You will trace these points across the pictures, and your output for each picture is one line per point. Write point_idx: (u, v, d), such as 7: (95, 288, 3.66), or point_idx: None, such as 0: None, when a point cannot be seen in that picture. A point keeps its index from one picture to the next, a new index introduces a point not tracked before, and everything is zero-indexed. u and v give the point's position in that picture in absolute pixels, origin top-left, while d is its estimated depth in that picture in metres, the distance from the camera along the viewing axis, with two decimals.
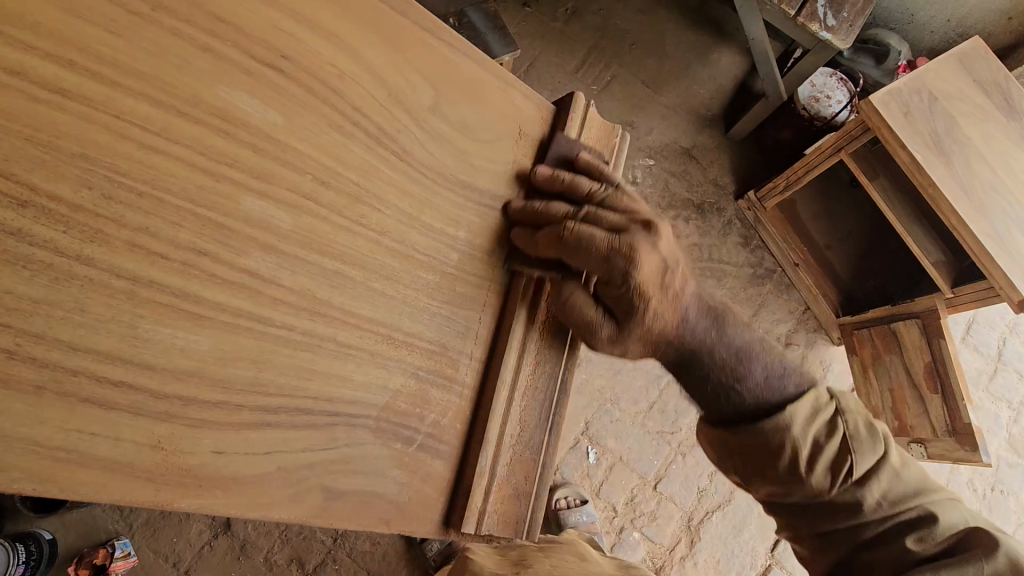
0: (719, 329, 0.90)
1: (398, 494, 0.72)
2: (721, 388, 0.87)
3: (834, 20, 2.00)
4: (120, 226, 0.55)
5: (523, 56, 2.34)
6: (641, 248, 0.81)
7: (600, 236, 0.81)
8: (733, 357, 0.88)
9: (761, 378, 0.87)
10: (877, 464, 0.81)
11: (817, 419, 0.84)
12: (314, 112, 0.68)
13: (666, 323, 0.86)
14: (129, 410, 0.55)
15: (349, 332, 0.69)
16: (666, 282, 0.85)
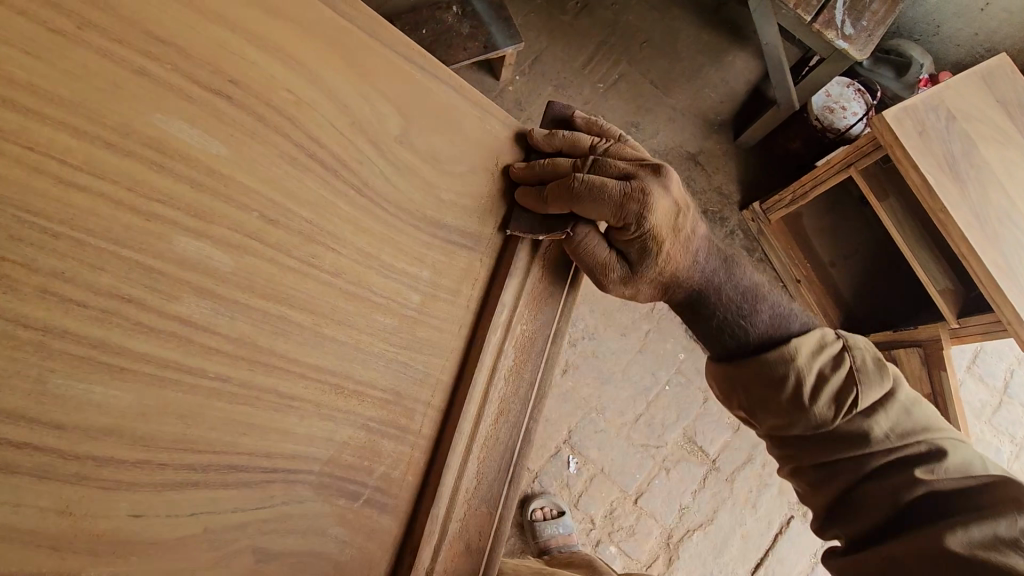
0: (727, 269, 0.95)
1: (339, 553, 0.69)
2: (724, 327, 0.93)
3: (852, 29, 1.90)
4: (31, 270, 0.50)
5: (527, 50, 2.27)
6: (654, 192, 0.83)
7: (612, 186, 0.82)
8: (738, 295, 0.93)
9: (766, 315, 0.93)
10: (884, 395, 0.84)
11: (822, 351, 0.89)
12: (264, 142, 0.63)
13: (677, 267, 0.90)
14: (33, 473, 0.50)
15: (291, 382, 0.65)
16: (677, 223, 0.87)
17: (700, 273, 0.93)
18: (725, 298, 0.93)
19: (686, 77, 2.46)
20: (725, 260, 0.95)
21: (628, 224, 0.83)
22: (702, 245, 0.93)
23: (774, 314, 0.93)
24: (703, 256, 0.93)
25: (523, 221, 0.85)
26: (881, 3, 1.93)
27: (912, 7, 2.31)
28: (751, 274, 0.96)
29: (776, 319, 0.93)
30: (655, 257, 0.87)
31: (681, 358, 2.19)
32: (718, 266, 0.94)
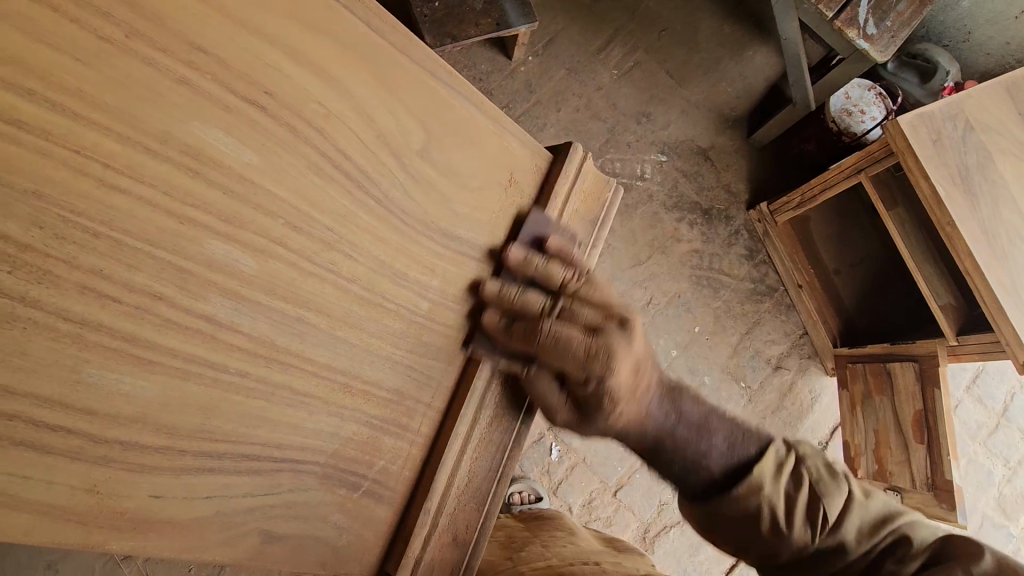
0: (678, 411, 0.89)
1: (336, 537, 0.74)
2: (681, 475, 0.88)
3: (875, 29, 1.90)
4: (72, 267, 0.53)
5: (542, 31, 2.27)
6: (616, 352, 0.80)
7: (576, 339, 0.80)
8: (693, 433, 0.88)
9: (722, 447, 0.88)
10: (845, 502, 0.82)
11: (783, 475, 0.85)
12: (293, 153, 0.65)
13: (630, 421, 0.85)
14: (65, 454, 0.54)
15: (303, 379, 0.69)
16: (643, 349, 0.85)
17: (659, 427, 0.87)
18: (687, 446, 0.87)
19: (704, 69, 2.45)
20: (676, 398, 0.90)
21: (587, 376, 0.80)
22: (650, 404, 0.87)
23: (729, 437, 0.88)
24: (663, 406, 0.88)
25: (532, 235, 0.89)
26: (908, 4, 1.92)
27: (943, 11, 2.29)
28: (714, 439, 0.88)
29: (729, 450, 0.88)
30: (613, 411, 0.83)
31: (673, 355, 2.26)
32: (671, 412, 0.89)
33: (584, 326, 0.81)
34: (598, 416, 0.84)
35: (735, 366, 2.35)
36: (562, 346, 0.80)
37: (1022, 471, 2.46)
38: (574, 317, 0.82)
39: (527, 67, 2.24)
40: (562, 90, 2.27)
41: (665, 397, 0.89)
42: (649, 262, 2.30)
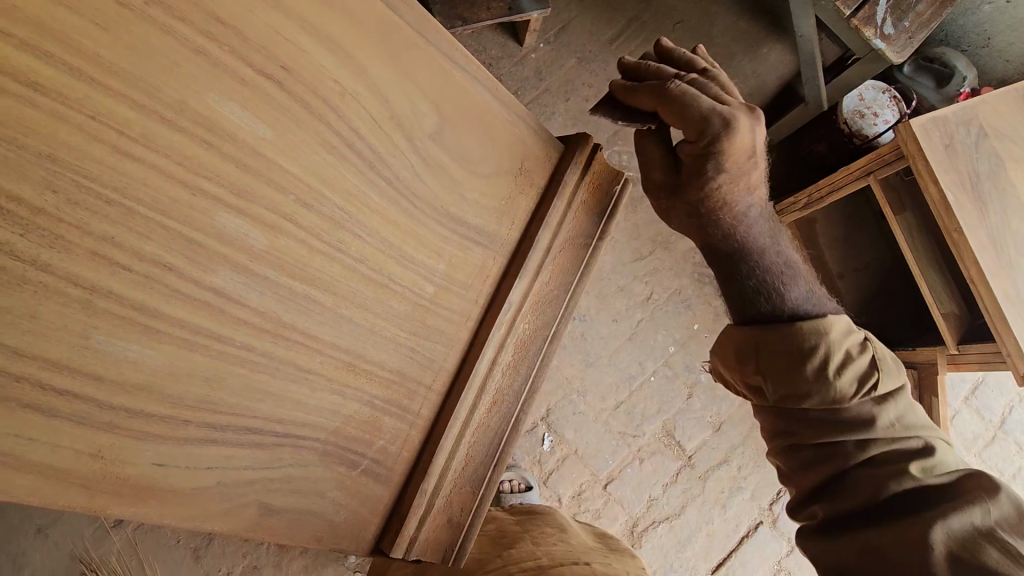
0: (768, 241, 1.04)
1: (333, 513, 0.75)
2: (753, 293, 1.01)
3: (892, 29, 1.89)
4: (83, 233, 0.53)
5: (555, 18, 2.25)
6: (738, 123, 0.85)
7: (699, 103, 0.84)
8: (781, 267, 1.03)
9: (810, 294, 1.02)
10: (897, 388, 0.95)
11: (851, 336, 0.96)
12: (307, 130, 0.65)
13: (720, 201, 0.96)
14: (71, 418, 0.55)
15: (308, 356, 0.70)
16: (746, 164, 0.91)
17: (742, 227, 1.01)
18: (766, 273, 1.01)
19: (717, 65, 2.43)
20: (773, 230, 1.05)
21: (707, 135, 0.85)
22: (742, 213, 0.99)
23: (811, 291, 1.02)
24: (746, 209, 1.00)
25: (539, 224, 0.89)
26: (929, 5, 1.90)
27: (963, 15, 2.26)
28: (796, 274, 1.03)
29: (814, 298, 1.01)
30: (711, 176, 0.91)
31: (671, 351, 2.26)
32: (761, 231, 1.04)
33: (701, 107, 0.84)
34: (694, 183, 0.93)
35: None
36: (674, 96, 0.84)
37: (1016, 484, 2.48)
38: (698, 102, 0.84)
39: (538, 54, 2.24)
40: (571, 79, 2.28)
41: (761, 215, 1.04)
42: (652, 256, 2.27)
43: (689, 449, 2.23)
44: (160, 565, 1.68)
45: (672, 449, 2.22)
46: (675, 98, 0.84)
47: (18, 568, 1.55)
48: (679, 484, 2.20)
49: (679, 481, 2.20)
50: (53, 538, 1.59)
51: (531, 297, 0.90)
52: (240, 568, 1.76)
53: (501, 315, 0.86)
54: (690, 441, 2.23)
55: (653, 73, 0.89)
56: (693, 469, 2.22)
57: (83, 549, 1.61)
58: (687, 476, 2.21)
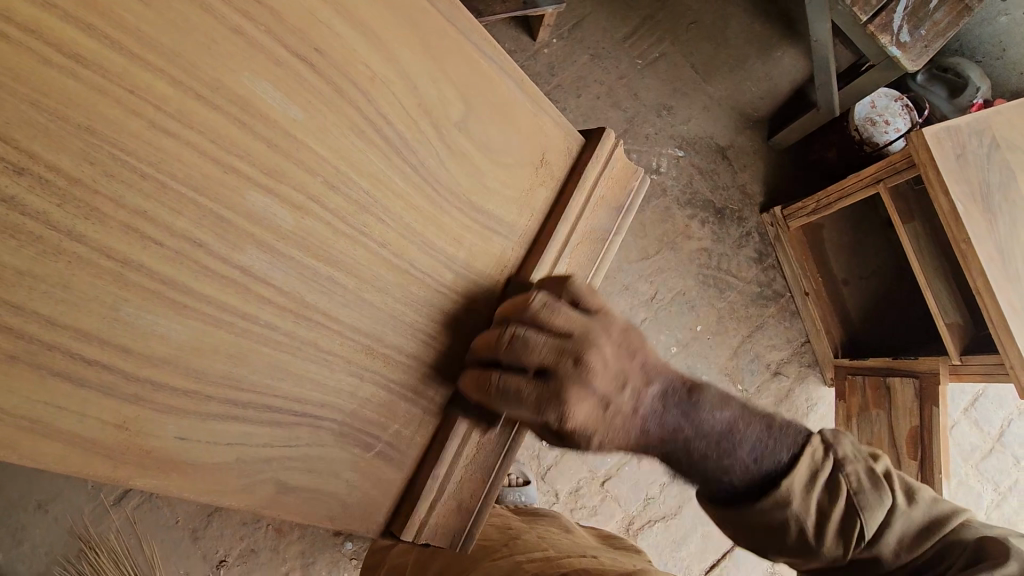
0: (690, 419, 0.84)
1: (347, 494, 0.76)
2: (708, 476, 0.85)
3: (908, 37, 1.89)
4: (117, 205, 0.54)
5: (571, 13, 2.25)
6: (570, 397, 0.75)
7: (545, 350, 0.76)
8: (714, 447, 0.84)
9: (744, 458, 0.85)
10: (887, 514, 0.80)
11: (811, 481, 0.83)
12: (336, 113, 0.66)
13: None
14: (99, 389, 0.55)
15: (329, 338, 0.70)
16: (616, 340, 0.80)
17: (649, 422, 0.82)
18: (700, 450, 0.84)
19: (731, 66, 2.42)
20: (683, 409, 0.84)
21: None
22: (654, 407, 0.83)
23: (754, 448, 0.85)
24: (655, 412, 0.83)
25: (558, 217, 0.89)
26: (946, 14, 1.89)
27: (980, 25, 2.25)
28: (718, 413, 0.86)
29: (755, 455, 0.85)
30: (588, 446, 0.79)
31: (673, 352, 2.26)
32: (680, 420, 0.84)
33: (536, 388, 0.76)
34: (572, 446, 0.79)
35: (734, 368, 2.35)
36: (504, 395, 0.76)
37: (1012, 497, 2.48)
38: (535, 351, 0.76)
39: (549, 50, 2.21)
40: (582, 76, 2.25)
41: (670, 398, 0.84)
42: (657, 257, 2.28)
43: None
44: (157, 544, 1.71)
45: None
46: (510, 357, 0.76)
47: (18, 541, 1.60)
48: (676, 485, 2.21)
49: (676, 481, 2.21)
50: (53, 513, 1.63)
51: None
52: (237, 551, 1.77)
53: None
54: None
55: (488, 341, 0.78)
56: None
57: (82, 525, 1.65)
58: None
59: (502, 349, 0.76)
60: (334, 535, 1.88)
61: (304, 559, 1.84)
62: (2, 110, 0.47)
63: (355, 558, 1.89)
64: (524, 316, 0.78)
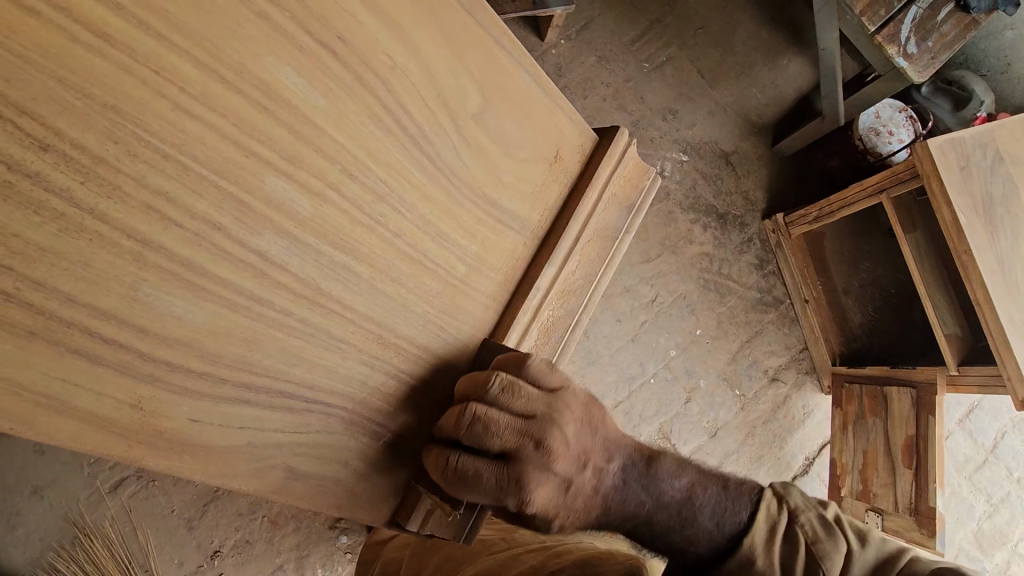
0: (649, 491, 0.86)
1: (353, 482, 0.77)
2: (664, 534, 0.85)
3: (915, 48, 1.89)
4: (140, 185, 0.54)
5: (579, 15, 2.27)
6: (532, 483, 0.74)
7: (501, 423, 0.75)
8: (674, 515, 0.85)
9: (707, 524, 0.84)
10: (846, 557, 0.77)
11: (768, 532, 0.82)
12: (357, 101, 0.66)
13: (586, 501, 0.82)
14: (115, 367, 0.56)
15: (341, 325, 0.70)
16: (570, 492, 0.79)
17: (611, 498, 0.84)
18: (662, 522, 0.85)
19: (736, 72, 2.44)
20: (644, 482, 0.86)
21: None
22: (613, 481, 0.84)
23: (715, 514, 0.84)
24: (617, 488, 0.85)
25: (569, 215, 0.90)
26: (952, 27, 1.92)
27: (986, 39, 2.27)
28: (677, 483, 0.87)
29: (716, 520, 0.84)
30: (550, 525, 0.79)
31: (673, 354, 2.27)
32: (639, 496, 0.85)
33: (500, 473, 0.74)
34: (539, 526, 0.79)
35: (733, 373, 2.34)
36: (478, 432, 0.74)
37: (1003, 510, 2.49)
38: (495, 430, 0.75)
39: (558, 50, 2.22)
40: (590, 77, 2.26)
41: (629, 474, 0.86)
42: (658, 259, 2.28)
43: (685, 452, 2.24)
44: (153, 532, 1.71)
45: None
46: (472, 439, 0.74)
47: (13, 526, 1.61)
48: None
49: None
50: (48, 499, 1.63)
51: (557, 285, 0.91)
52: (232, 542, 1.77)
53: (527, 301, 0.87)
54: (686, 444, 2.24)
55: (454, 415, 0.76)
56: None
57: (77, 512, 1.65)
58: None
59: (463, 429, 0.74)
60: (330, 528, 1.88)
61: (299, 552, 1.84)
62: (30, 85, 0.47)
63: (350, 552, 1.89)
64: (483, 400, 0.77)
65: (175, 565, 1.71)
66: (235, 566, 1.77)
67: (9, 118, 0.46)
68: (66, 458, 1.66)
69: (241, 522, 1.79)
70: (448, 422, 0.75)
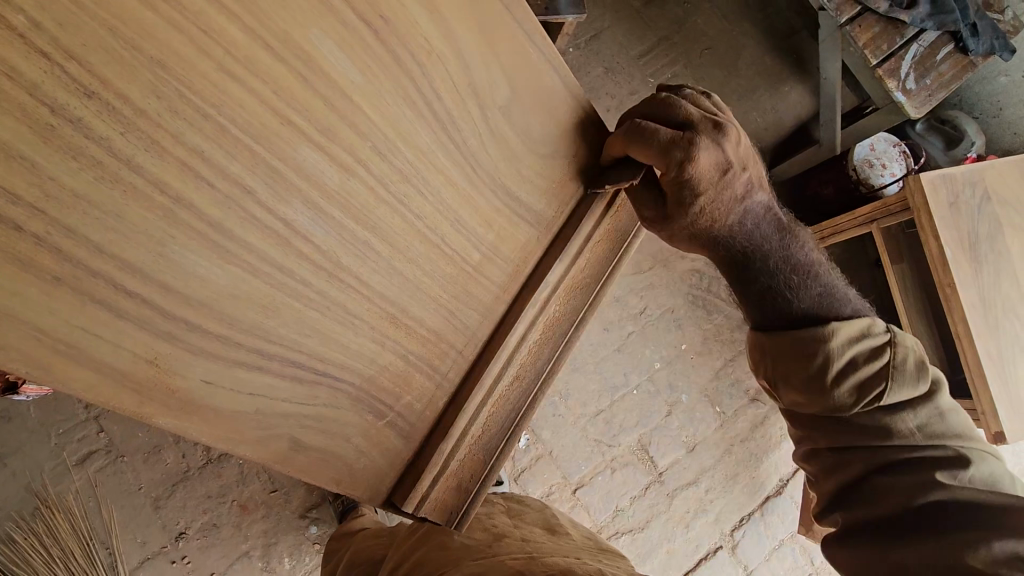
0: (780, 234, 1.02)
1: (355, 459, 0.77)
2: (769, 293, 1.00)
3: (913, 84, 1.94)
4: (177, 142, 0.54)
5: (588, 25, 2.32)
6: (701, 143, 0.81)
7: (664, 129, 0.81)
8: (780, 243, 1.02)
9: (815, 291, 0.98)
10: (915, 394, 0.90)
11: (859, 339, 0.93)
12: (392, 81, 0.67)
13: (716, 218, 0.91)
14: (137, 322, 0.56)
15: (357, 303, 0.71)
16: (721, 181, 0.86)
17: (746, 216, 0.95)
18: (787, 286, 0.96)
19: (739, 94, 2.48)
20: (782, 207, 0.96)
21: (674, 164, 0.81)
22: (755, 208, 0.96)
23: (821, 293, 0.99)
24: (757, 201, 0.95)
25: (584, 211, 0.91)
26: (951, 67, 1.97)
27: (979, 83, 2.34)
28: (811, 242, 1.02)
29: (820, 299, 0.98)
30: (696, 203, 0.87)
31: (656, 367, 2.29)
32: (760, 211, 0.98)
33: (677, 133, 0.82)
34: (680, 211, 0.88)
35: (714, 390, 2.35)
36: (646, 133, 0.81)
37: None
38: (677, 173, 0.86)
39: (566, 57, 2.28)
40: (596, 86, 2.30)
41: (767, 199, 0.97)
42: (650, 272, 2.32)
43: (661, 465, 2.25)
44: (118, 508, 1.69)
45: (645, 464, 2.24)
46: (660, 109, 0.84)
47: None
48: (647, 499, 2.22)
49: (647, 495, 2.22)
50: (11, 467, 1.63)
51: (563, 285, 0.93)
52: (198, 524, 1.75)
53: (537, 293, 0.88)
54: (664, 457, 2.25)
55: (643, 162, 0.88)
56: (663, 486, 2.24)
57: (40, 482, 1.64)
58: (655, 492, 2.23)
59: (642, 154, 0.84)
60: (300, 517, 1.85)
61: (266, 540, 1.81)
62: (81, 31, 0.47)
63: (319, 543, 1.85)
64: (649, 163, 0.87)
65: (138, 544, 1.70)
66: (200, 549, 1.75)
67: (58, 62, 0.47)
68: (34, 426, 1.65)
69: (207, 506, 1.76)
70: (617, 134, 0.84)
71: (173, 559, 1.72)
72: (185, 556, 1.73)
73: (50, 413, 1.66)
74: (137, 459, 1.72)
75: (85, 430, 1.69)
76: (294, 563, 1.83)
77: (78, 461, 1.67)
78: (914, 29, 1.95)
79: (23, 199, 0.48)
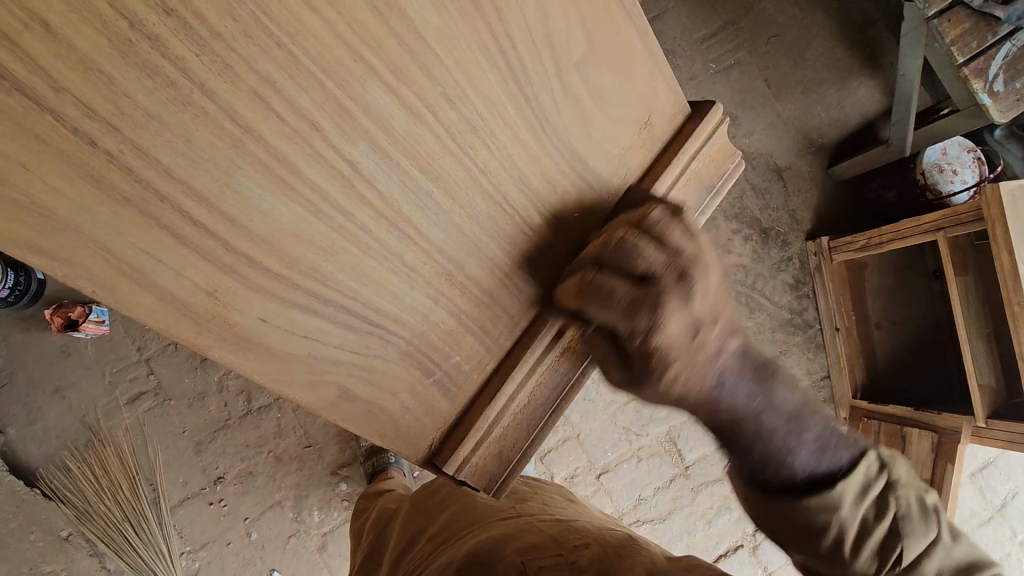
0: (766, 392, 0.75)
1: (399, 415, 0.76)
2: None
3: (1001, 87, 1.77)
4: (250, 69, 0.52)
5: (652, 5, 2.23)
6: (666, 305, 0.67)
7: (620, 288, 0.69)
8: (784, 426, 0.75)
9: (807, 456, 0.77)
10: None
11: None
12: (467, 24, 0.63)
13: (693, 388, 0.71)
14: (200, 253, 0.56)
15: (414, 255, 0.69)
16: (694, 344, 0.69)
17: (725, 394, 0.73)
18: (774, 448, 0.76)
19: (805, 86, 2.34)
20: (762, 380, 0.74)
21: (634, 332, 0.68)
22: (731, 373, 0.73)
23: (818, 440, 0.77)
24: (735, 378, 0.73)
25: (654, 180, 0.87)
26: None
27: None
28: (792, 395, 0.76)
29: (815, 458, 0.77)
30: (661, 374, 0.69)
31: None
32: (754, 389, 0.74)
33: (633, 290, 0.68)
34: (648, 377, 0.70)
35: None
36: (603, 293, 0.71)
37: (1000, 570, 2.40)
38: (613, 294, 0.70)
39: None
40: None
41: (747, 363, 0.74)
42: None
43: (688, 459, 2.20)
44: (162, 449, 1.77)
45: (673, 456, 2.19)
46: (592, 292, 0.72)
47: (34, 421, 1.69)
48: (671, 491, 2.18)
49: (671, 488, 2.18)
50: (69, 400, 1.71)
51: None
52: (236, 471, 1.81)
53: None
54: (692, 452, 2.20)
55: (573, 287, 0.76)
56: (688, 480, 2.19)
57: (94, 417, 1.72)
58: (680, 485, 2.18)
59: (581, 295, 0.73)
60: (331, 474, 1.88)
61: (298, 491, 1.85)
62: None
63: (347, 501, 1.89)
64: (593, 269, 0.74)
65: (179, 484, 1.77)
66: (236, 494, 1.80)
67: None
68: (91, 364, 1.73)
69: (242, 455, 1.81)
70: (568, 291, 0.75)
71: (211, 501, 1.79)
72: (222, 499, 1.79)
73: (106, 351, 1.74)
74: (182, 405, 1.78)
75: (137, 371, 1.75)
76: (323, 516, 1.87)
77: (127, 401, 1.74)
78: (1008, 27, 1.74)
79: (97, 113, 0.47)
